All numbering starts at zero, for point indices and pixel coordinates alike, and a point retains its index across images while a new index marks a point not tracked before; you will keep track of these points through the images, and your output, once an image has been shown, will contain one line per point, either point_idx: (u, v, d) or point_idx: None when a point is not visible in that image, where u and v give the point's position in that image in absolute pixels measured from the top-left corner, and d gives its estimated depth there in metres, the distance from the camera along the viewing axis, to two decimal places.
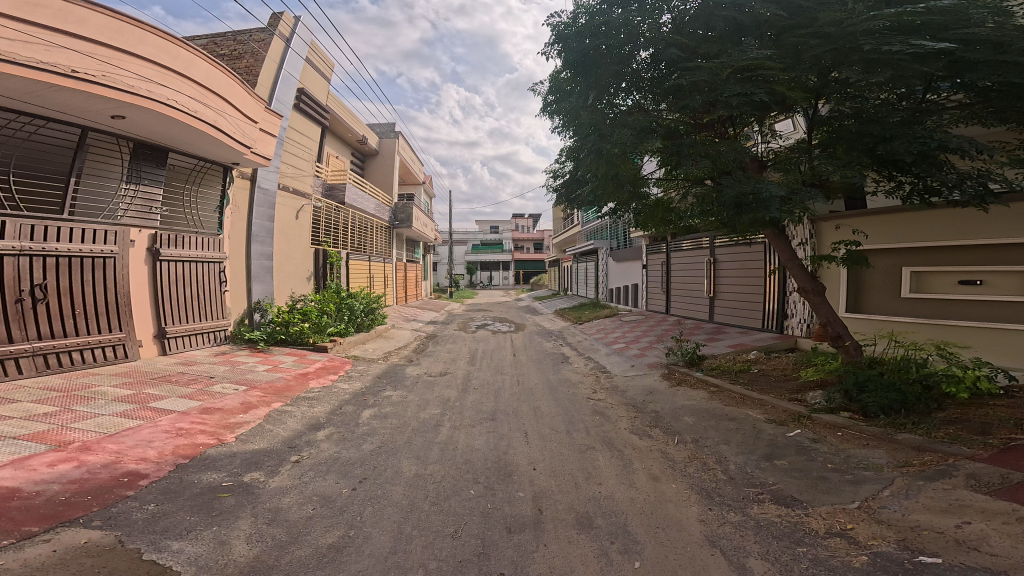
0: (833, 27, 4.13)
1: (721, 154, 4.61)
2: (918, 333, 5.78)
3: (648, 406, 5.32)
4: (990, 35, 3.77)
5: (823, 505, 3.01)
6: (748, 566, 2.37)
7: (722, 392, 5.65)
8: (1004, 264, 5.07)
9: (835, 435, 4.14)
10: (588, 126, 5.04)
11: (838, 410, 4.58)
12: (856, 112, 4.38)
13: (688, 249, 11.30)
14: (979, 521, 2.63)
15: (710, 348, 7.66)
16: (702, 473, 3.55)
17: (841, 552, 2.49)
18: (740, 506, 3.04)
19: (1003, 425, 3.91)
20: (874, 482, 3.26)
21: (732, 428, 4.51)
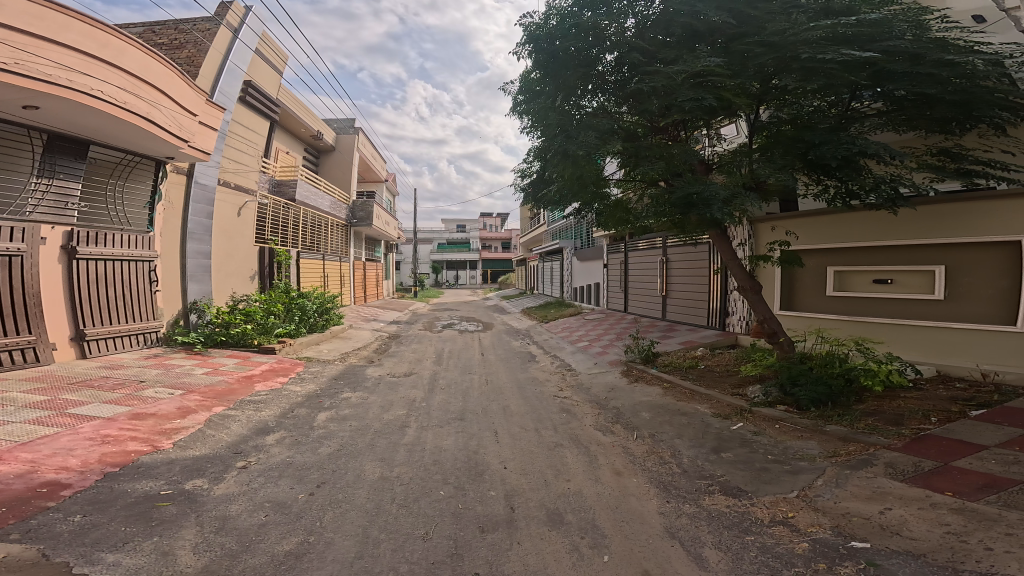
0: (779, 37, 4.32)
1: (675, 156, 4.73)
2: (840, 330, 6.12)
3: (610, 402, 5.42)
4: (910, 47, 4.10)
5: (766, 495, 3.15)
6: (705, 556, 2.45)
7: (674, 387, 5.82)
8: (912, 264, 5.44)
9: (773, 428, 4.34)
10: (555, 127, 5.13)
11: (774, 404, 4.78)
12: (791, 118, 4.65)
13: (645, 249, 11.53)
14: (899, 507, 2.83)
15: (663, 346, 7.86)
16: (659, 467, 3.65)
17: (784, 539, 2.62)
18: (694, 497, 3.14)
19: (914, 415, 4.21)
20: (809, 472, 3.44)
21: (684, 422, 4.65)
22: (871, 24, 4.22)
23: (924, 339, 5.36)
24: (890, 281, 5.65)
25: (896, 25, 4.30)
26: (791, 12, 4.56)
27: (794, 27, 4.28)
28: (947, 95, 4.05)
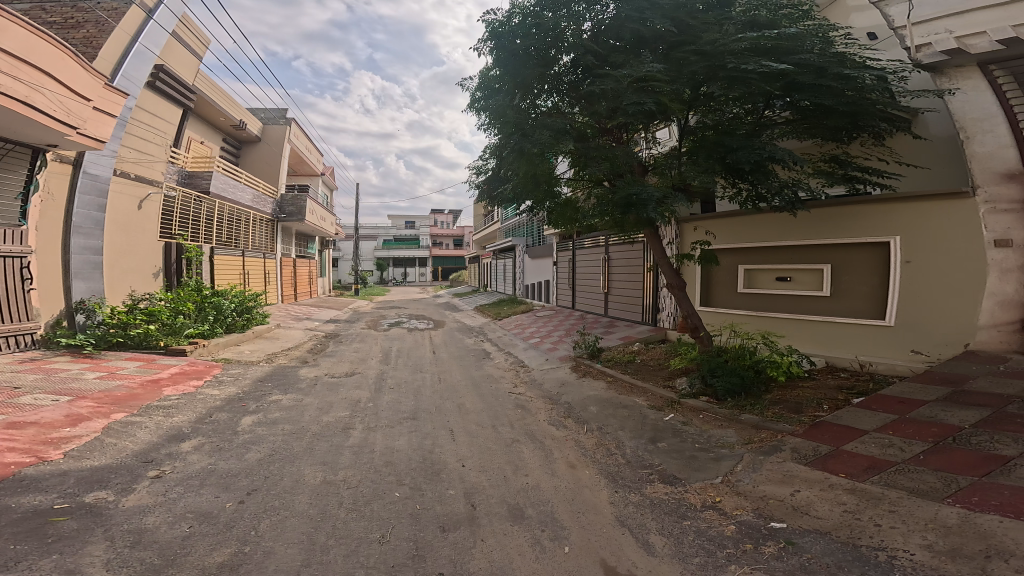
0: (712, 46, 4.57)
1: (618, 157, 4.89)
2: (749, 324, 6.53)
3: (562, 397, 5.53)
4: (817, 61, 4.44)
5: (696, 481, 3.33)
6: (651, 542, 2.56)
7: (616, 381, 6.01)
8: (808, 263, 5.90)
9: (697, 418, 4.59)
10: (511, 126, 5.12)
11: (698, 395, 5.03)
12: (714, 124, 4.94)
13: (591, 247, 11.77)
14: (806, 489, 3.09)
15: (605, 342, 8.09)
16: (606, 458, 3.77)
17: (714, 523, 2.78)
18: (637, 486, 3.27)
19: (811, 403, 4.58)
20: (731, 458, 3.67)
21: (625, 415, 4.81)
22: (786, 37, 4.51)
23: (816, 332, 5.83)
24: (790, 279, 6.10)
25: (810, 41, 4.65)
26: (724, 23, 4.79)
27: (725, 37, 4.55)
28: (841, 106, 4.47)
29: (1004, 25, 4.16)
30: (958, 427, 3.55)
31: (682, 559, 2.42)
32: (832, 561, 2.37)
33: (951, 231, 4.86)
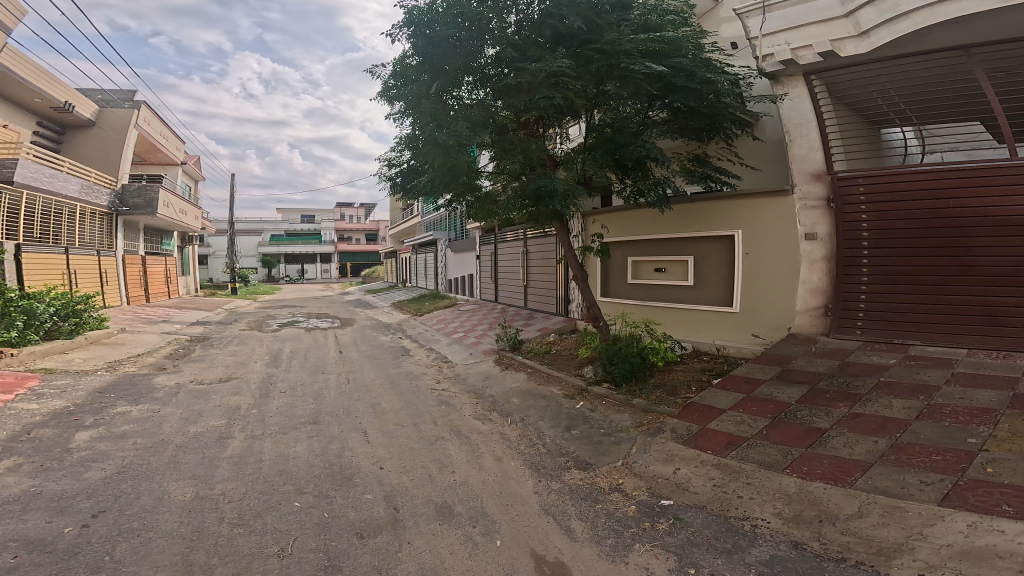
0: (608, 45, 4.65)
1: (531, 151, 5.03)
2: (635, 313, 6.83)
3: (486, 391, 5.56)
4: (688, 65, 4.76)
5: (604, 465, 3.50)
6: (573, 528, 2.66)
7: (537, 371, 6.14)
8: (676, 254, 6.28)
9: (602, 404, 4.80)
10: (427, 116, 4.82)
11: (600, 382, 5.23)
12: (611, 122, 5.10)
13: (511, 240, 11.85)
14: (686, 466, 3.36)
15: (525, 333, 8.25)
16: (529, 448, 3.86)
17: (618, 505, 2.93)
18: (557, 474, 3.37)
19: (683, 385, 4.90)
20: (627, 441, 3.89)
21: (543, 405, 4.95)
22: (670, 41, 4.75)
23: (684, 320, 6.22)
24: (663, 270, 6.45)
25: (686, 47, 4.89)
26: (620, 24, 4.91)
27: (621, 37, 4.65)
28: (703, 108, 4.84)
29: (824, 39, 4.80)
30: (788, 403, 4.01)
31: (597, 542, 2.54)
32: (711, 533, 2.61)
33: (781, 228, 5.33)
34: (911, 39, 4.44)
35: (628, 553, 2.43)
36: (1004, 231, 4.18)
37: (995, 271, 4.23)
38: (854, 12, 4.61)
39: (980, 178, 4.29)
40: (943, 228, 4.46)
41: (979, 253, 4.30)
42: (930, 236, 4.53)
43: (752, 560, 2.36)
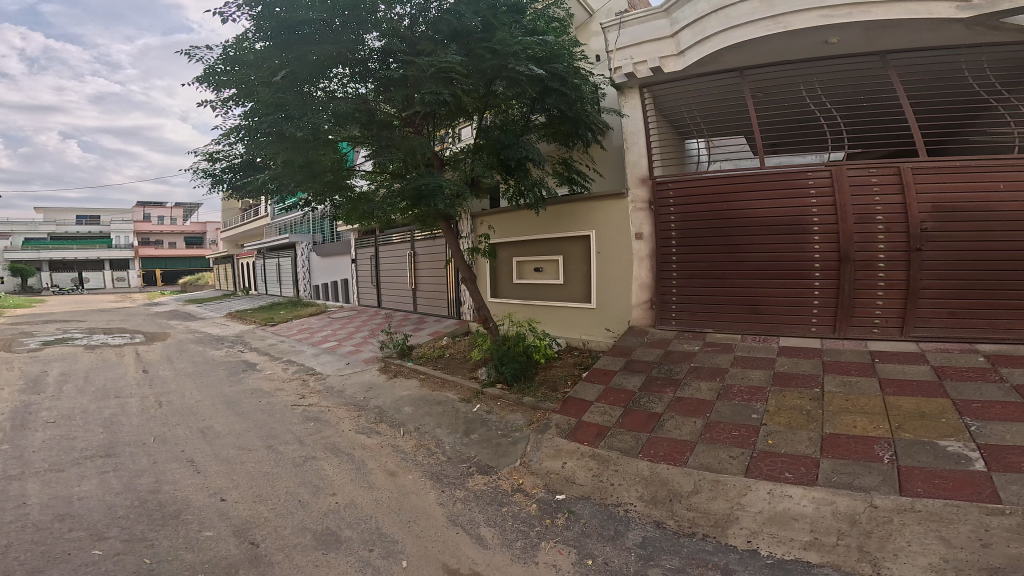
0: (499, 45, 4.49)
1: (413, 149, 4.91)
2: (520, 312, 6.98)
3: (369, 403, 5.30)
4: (562, 70, 4.89)
5: (505, 467, 3.62)
6: (483, 536, 2.71)
7: (428, 377, 6.02)
8: (550, 254, 6.50)
9: (498, 404, 4.84)
10: (272, 106, 4.50)
11: (494, 383, 5.20)
12: (501, 124, 5.14)
13: (396, 242, 11.45)
14: (572, 459, 3.55)
15: (415, 338, 8.03)
16: (429, 459, 3.81)
17: (522, 505, 3.08)
18: (461, 482, 3.40)
19: (566, 380, 5.10)
20: (522, 440, 4.01)
21: (440, 411, 4.87)
22: (549, 46, 4.84)
23: (559, 317, 6.46)
24: (542, 270, 6.65)
25: (564, 54, 4.97)
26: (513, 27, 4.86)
27: (511, 37, 4.51)
28: (571, 113, 5.07)
29: (654, 56, 5.18)
30: (631, 393, 4.22)
31: (508, 546, 2.62)
32: (598, 522, 2.87)
33: (619, 227, 5.72)
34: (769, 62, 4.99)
35: (537, 552, 2.56)
36: (759, 231, 4.85)
37: (753, 267, 4.90)
38: (677, 33, 5.04)
39: (742, 185, 4.94)
40: (716, 228, 5.05)
41: (742, 251, 4.94)
42: (708, 235, 5.10)
43: (631, 544, 2.66)
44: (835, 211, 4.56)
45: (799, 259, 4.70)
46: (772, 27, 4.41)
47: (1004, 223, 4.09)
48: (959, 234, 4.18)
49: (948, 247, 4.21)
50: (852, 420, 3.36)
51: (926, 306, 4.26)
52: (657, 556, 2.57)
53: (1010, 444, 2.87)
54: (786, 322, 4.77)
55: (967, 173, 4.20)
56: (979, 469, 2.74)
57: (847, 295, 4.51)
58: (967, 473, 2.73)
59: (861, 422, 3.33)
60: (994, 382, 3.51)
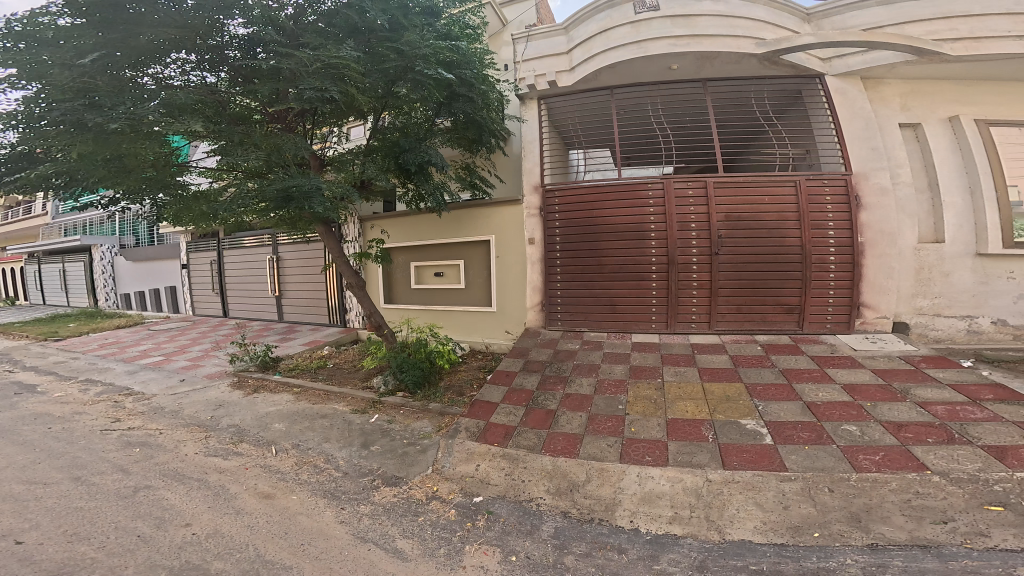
0: (407, 47, 4.19)
1: (279, 146, 4.41)
2: (418, 318, 6.62)
3: (221, 422, 4.80)
4: (471, 76, 4.70)
5: (416, 476, 3.55)
6: (400, 548, 2.65)
7: (304, 391, 5.62)
8: (451, 258, 6.27)
9: (400, 413, 4.70)
10: (69, 90, 3.64)
11: (393, 392, 5.09)
12: (402, 128, 4.91)
13: (247, 246, 10.44)
14: (486, 462, 3.61)
15: (285, 348, 7.40)
16: (317, 476, 3.59)
17: (439, 512, 3.06)
18: (364, 497, 3.27)
19: (471, 384, 5.12)
20: (431, 447, 3.98)
21: (326, 425, 4.61)
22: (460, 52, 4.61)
23: (460, 321, 6.24)
24: (442, 274, 6.39)
25: (473, 60, 4.71)
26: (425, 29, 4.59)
27: (419, 39, 4.26)
28: (481, 119, 4.99)
29: (551, 70, 5.39)
30: (529, 392, 4.36)
31: (431, 555, 2.59)
32: (515, 519, 2.96)
33: (515, 233, 5.71)
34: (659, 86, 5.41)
35: (463, 557, 2.58)
36: (616, 236, 5.19)
37: (611, 269, 5.23)
38: (572, 50, 5.30)
39: (602, 193, 5.26)
40: (572, 233, 5.38)
41: (586, 255, 5.33)
42: (577, 240, 5.36)
43: (546, 536, 2.78)
44: (662, 219, 5.06)
45: (648, 262, 5.09)
46: (640, 52, 4.81)
47: (773, 231, 4.88)
48: (745, 241, 4.91)
49: (737, 252, 4.92)
50: (687, 406, 3.86)
51: (724, 302, 4.98)
52: (568, 544, 2.72)
53: (791, 421, 3.52)
54: (631, 320, 5.23)
55: (749, 189, 4.97)
56: (770, 442, 3.33)
57: (675, 294, 5.04)
58: (764, 446, 3.30)
59: (693, 407, 3.83)
60: (768, 367, 4.29)
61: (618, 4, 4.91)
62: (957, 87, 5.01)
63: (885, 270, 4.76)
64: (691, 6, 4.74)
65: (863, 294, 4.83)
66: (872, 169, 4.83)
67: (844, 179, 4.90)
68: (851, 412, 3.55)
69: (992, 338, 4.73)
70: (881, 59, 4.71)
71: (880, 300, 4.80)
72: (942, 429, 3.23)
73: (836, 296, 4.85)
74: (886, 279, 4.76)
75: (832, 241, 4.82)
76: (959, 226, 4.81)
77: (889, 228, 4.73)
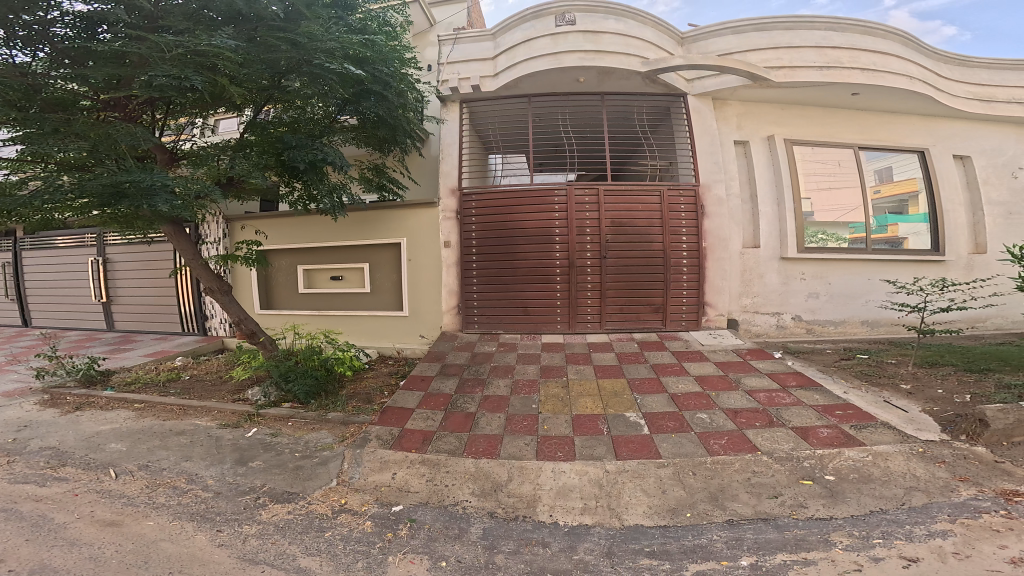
0: (305, 39, 3.78)
1: (109, 136, 3.48)
2: (310, 325, 6.12)
3: (33, 445, 4.04)
4: (383, 76, 4.48)
5: (315, 490, 3.37)
6: (305, 566, 2.54)
7: (151, 407, 4.88)
8: (352, 262, 5.93)
9: (286, 426, 4.38)
10: None
11: (279, 403, 4.75)
12: (291, 124, 4.38)
13: (52, 247, 8.65)
14: (401, 469, 3.57)
15: (118, 359, 6.18)
16: (181, 498, 3.26)
17: (351, 525, 2.96)
18: (247, 517, 3.04)
19: (378, 391, 4.92)
20: (335, 458, 3.79)
21: (184, 442, 4.15)
22: (374, 46, 4.33)
23: (363, 326, 5.93)
24: (341, 279, 6.02)
25: (391, 57, 4.58)
26: (334, 22, 4.20)
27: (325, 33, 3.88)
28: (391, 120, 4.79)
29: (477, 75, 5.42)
30: (449, 396, 4.46)
31: (349, 570, 2.53)
32: (442, 524, 2.97)
33: (431, 236, 5.64)
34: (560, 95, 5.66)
35: (388, 567, 2.55)
36: (528, 240, 5.42)
37: (524, 272, 5.46)
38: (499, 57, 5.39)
39: (515, 199, 5.45)
40: (475, 236, 5.55)
41: (490, 258, 5.52)
42: (493, 243, 5.50)
43: (475, 538, 2.83)
44: (557, 223, 5.38)
45: (556, 266, 5.40)
46: (555, 63, 5.05)
47: (643, 238, 5.37)
48: (626, 247, 5.36)
49: (619, 257, 5.36)
50: (587, 403, 4.24)
51: (611, 303, 5.41)
52: (497, 543, 2.79)
53: (663, 411, 4.03)
54: (535, 322, 5.49)
55: (627, 195, 5.40)
56: (648, 432, 3.79)
57: (574, 296, 5.40)
58: (645, 437, 3.74)
59: (591, 403, 4.22)
60: (642, 363, 4.79)
61: (541, 16, 5.14)
62: (774, 110, 5.72)
63: (721, 272, 5.39)
64: (598, 23, 5.05)
65: (705, 294, 5.41)
66: (714, 181, 5.43)
67: (693, 190, 5.43)
68: (703, 401, 4.14)
69: (791, 332, 5.51)
70: (730, 82, 5.24)
71: (718, 299, 5.42)
72: (765, 414, 3.92)
73: (688, 296, 5.42)
74: (721, 280, 5.39)
75: (685, 246, 5.38)
76: (769, 234, 5.53)
77: (723, 236, 5.38)
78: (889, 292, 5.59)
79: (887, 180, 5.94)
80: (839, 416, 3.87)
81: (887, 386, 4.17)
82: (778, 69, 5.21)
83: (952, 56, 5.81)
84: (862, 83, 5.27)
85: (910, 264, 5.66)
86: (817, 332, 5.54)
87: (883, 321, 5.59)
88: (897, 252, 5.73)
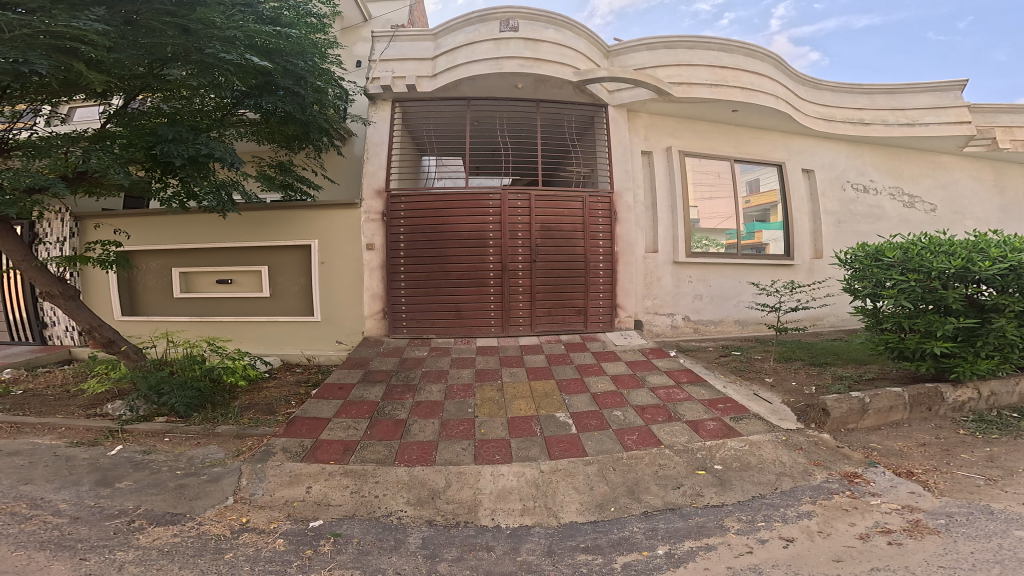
0: (199, 25, 3.38)
1: None
2: (188, 332, 5.79)
3: None
4: (297, 70, 4.36)
5: (206, 511, 3.02)
6: None
7: None
8: (245, 264, 5.70)
9: (162, 442, 3.89)
10: None
11: (153, 418, 4.23)
12: (172, 114, 4.03)
13: None
14: (316, 483, 3.37)
15: None
16: (24, 526, 2.75)
17: (260, 544, 2.71)
18: (120, 543, 2.65)
19: (280, 401, 4.62)
20: (229, 474, 3.44)
21: (21, 464, 3.46)
22: (289, 40, 4.15)
23: (259, 332, 5.72)
24: (230, 281, 5.76)
25: (310, 52, 4.48)
26: (239, 8, 3.82)
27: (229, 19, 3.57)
28: (302, 115, 4.60)
29: (413, 75, 5.50)
30: (376, 402, 4.42)
31: None
32: (373, 537, 2.85)
33: (343, 236, 5.55)
34: (480, 102, 5.83)
35: None
36: (460, 243, 5.55)
37: (455, 275, 5.57)
38: (437, 58, 5.48)
39: (447, 202, 5.56)
40: (407, 236, 5.58)
41: (423, 259, 5.57)
42: (424, 245, 5.56)
43: (414, 548, 2.76)
44: (489, 225, 5.57)
45: (489, 269, 5.58)
46: (495, 68, 5.23)
47: (568, 242, 5.72)
48: (553, 252, 5.69)
49: (547, 263, 5.68)
50: (521, 404, 4.45)
51: (541, 306, 5.70)
52: (438, 552, 2.75)
53: (586, 410, 4.35)
54: (471, 325, 5.62)
55: (556, 200, 5.73)
56: (574, 431, 4.06)
57: (507, 299, 5.62)
58: (573, 436, 4.00)
59: (525, 405, 4.44)
60: (568, 363, 5.16)
61: (487, 20, 5.33)
62: (674, 122, 6.32)
63: (629, 275, 5.94)
64: (538, 31, 5.31)
65: (617, 296, 5.91)
66: (626, 189, 5.92)
67: (609, 197, 5.88)
68: (617, 399, 4.55)
69: (682, 331, 6.23)
70: (640, 95, 5.66)
71: (627, 301, 5.95)
72: (665, 410, 4.41)
73: (605, 301, 5.88)
74: (630, 283, 5.94)
75: (602, 251, 5.83)
76: (666, 239, 6.20)
77: (632, 241, 5.92)
78: (754, 292, 6.50)
79: (756, 191, 6.82)
80: (721, 408, 4.48)
81: (755, 380, 4.94)
82: (679, 85, 5.66)
83: (809, 78, 6.71)
84: (740, 101, 5.82)
85: (768, 268, 6.65)
86: (702, 331, 6.31)
87: (750, 319, 6.48)
88: (760, 256, 6.69)
